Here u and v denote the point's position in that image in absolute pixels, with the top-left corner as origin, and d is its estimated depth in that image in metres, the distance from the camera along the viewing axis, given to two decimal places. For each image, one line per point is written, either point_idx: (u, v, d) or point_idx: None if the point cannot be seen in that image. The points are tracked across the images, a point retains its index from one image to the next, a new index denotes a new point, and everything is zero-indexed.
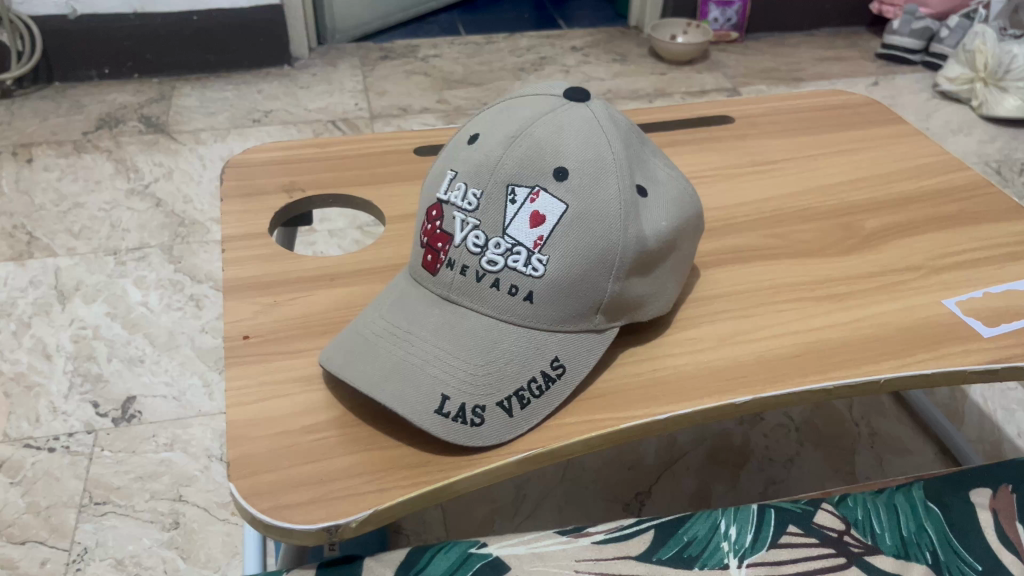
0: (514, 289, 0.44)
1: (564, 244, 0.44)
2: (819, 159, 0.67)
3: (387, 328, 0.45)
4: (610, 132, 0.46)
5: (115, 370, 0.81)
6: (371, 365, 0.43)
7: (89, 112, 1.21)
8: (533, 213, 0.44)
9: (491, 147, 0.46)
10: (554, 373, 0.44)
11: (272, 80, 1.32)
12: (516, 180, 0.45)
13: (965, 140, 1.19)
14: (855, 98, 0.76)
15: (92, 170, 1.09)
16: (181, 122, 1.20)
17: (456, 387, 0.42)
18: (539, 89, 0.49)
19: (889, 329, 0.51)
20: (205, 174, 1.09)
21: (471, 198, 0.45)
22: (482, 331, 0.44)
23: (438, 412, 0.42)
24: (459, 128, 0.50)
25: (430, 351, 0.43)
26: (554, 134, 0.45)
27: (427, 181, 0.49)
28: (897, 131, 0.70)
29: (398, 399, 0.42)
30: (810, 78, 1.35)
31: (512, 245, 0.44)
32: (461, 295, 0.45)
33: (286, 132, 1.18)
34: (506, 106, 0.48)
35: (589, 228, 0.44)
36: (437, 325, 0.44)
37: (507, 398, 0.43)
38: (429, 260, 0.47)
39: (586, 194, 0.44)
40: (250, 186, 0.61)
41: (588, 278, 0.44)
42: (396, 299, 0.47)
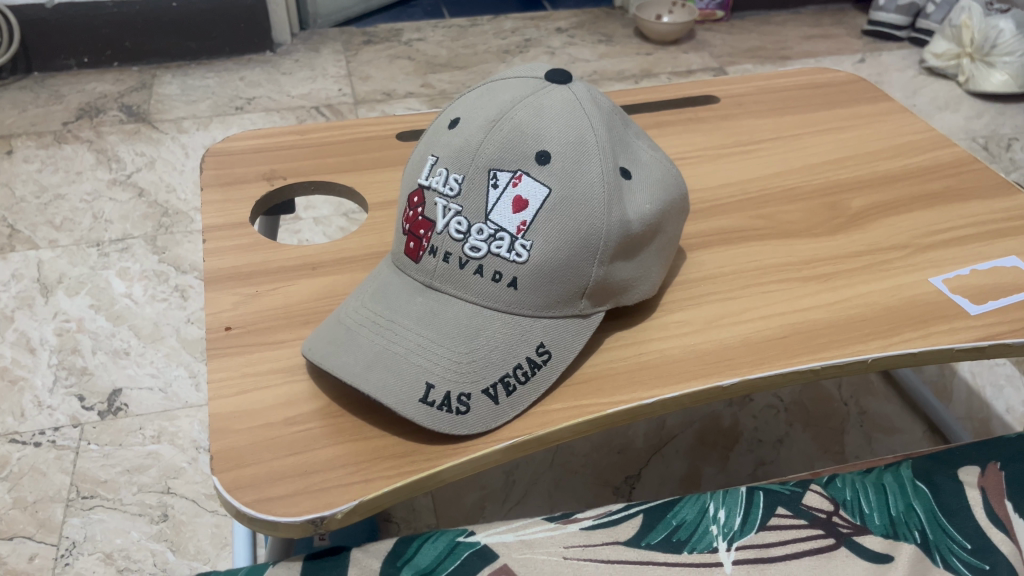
0: (497, 275, 0.43)
1: (548, 228, 0.43)
2: (805, 138, 0.66)
3: (369, 317, 0.44)
4: (592, 115, 0.45)
5: (100, 363, 0.80)
6: (354, 355, 0.42)
7: (68, 102, 1.20)
8: (516, 197, 0.44)
9: (472, 131, 0.45)
10: (540, 359, 0.44)
11: (254, 67, 1.31)
12: (497, 164, 0.44)
13: (952, 117, 1.18)
14: (840, 76, 0.75)
15: (73, 161, 1.08)
16: (162, 111, 1.18)
17: (441, 375, 0.41)
18: (520, 72, 0.49)
19: (876, 309, 0.51)
20: (188, 163, 1.08)
21: (452, 183, 0.45)
22: (466, 319, 0.43)
23: (423, 401, 0.41)
24: (439, 114, 0.49)
25: (414, 340, 0.42)
26: (536, 118, 0.45)
27: (408, 168, 0.49)
28: (884, 108, 0.70)
29: (382, 389, 0.41)
30: (796, 57, 1.34)
31: (494, 231, 0.44)
32: (444, 281, 0.44)
33: (268, 120, 1.17)
34: (487, 91, 0.48)
35: (573, 211, 0.43)
36: (420, 313, 0.44)
37: (493, 385, 0.42)
38: (411, 248, 0.46)
39: (570, 177, 0.43)
40: (231, 175, 0.60)
41: (572, 262, 0.44)
42: (378, 288, 0.46)
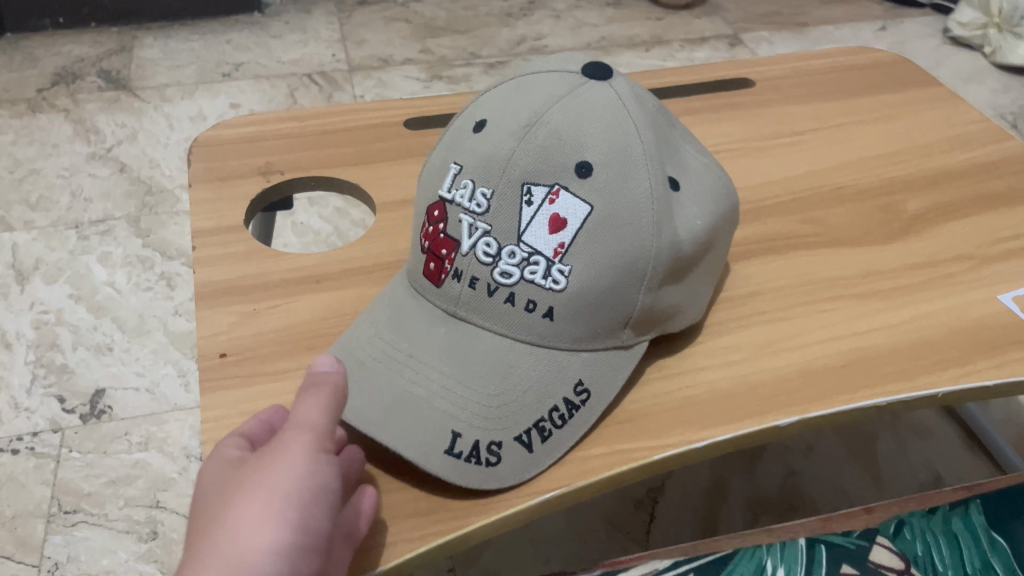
0: (531, 304, 0.38)
1: (589, 252, 0.38)
2: (849, 128, 0.61)
3: (385, 350, 0.39)
4: (638, 117, 0.40)
5: (81, 360, 0.74)
6: (368, 397, 0.37)
7: (43, 66, 1.12)
8: (553, 216, 0.38)
9: (500, 137, 0.39)
10: (578, 399, 0.39)
11: (242, 29, 1.23)
12: (531, 177, 0.38)
13: (978, 90, 1.13)
14: (883, 56, 0.69)
15: (49, 132, 1.01)
16: (144, 76, 1.11)
17: (470, 422, 0.37)
18: (552, 63, 0.42)
19: (942, 332, 0.46)
20: (173, 135, 1.01)
21: (480, 199, 0.39)
22: (495, 355, 0.38)
23: (449, 453, 0.36)
24: (461, 111, 0.43)
25: (438, 380, 0.37)
26: (574, 121, 0.39)
27: (426, 174, 0.43)
28: (933, 94, 0.64)
29: (401, 440, 0.36)
30: (815, 23, 1.28)
31: (528, 255, 0.38)
32: (471, 310, 0.39)
33: (258, 87, 1.10)
34: (517, 87, 0.41)
35: (618, 231, 0.38)
36: (442, 347, 0.38)
37: (527, 432, 0.37)
38: (432, 269, 0.40)
39: (615, 193, 0.38)
40: (222, 169, 0.54)
41: (615, 289, 0.38)
42: (394, 313, 0.41)
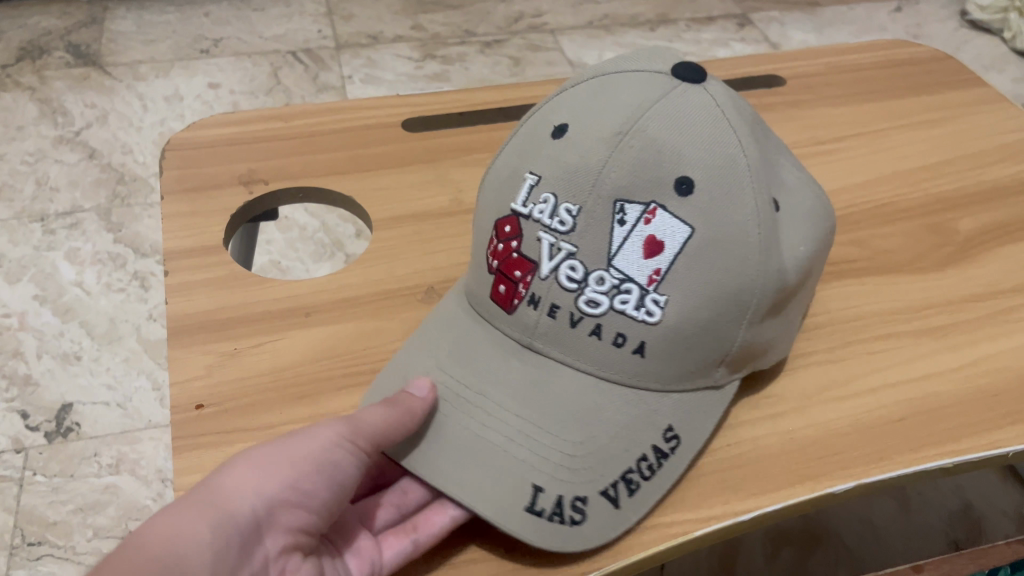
0: (620, 338, 0.33)
1: (688, 281, 0.32)
2: (892, 135, 0.55)
3: (457, 389, 0.35)
4: (739, 123, 0.33)
5: (46, 371, 0.69)
6: (443, 447, 0.33)
7: (7, 40, 1.05)
8: (648, 238, 0.32)
9: (588, 143, 0.33)
10: (668, 447, 0.34)
11: (222, 1, 1.15)
12: (623, 193, 0.33)
13: (999, 79, 1.07)
14: (922, 50, 0.64)
15: (13, 113, 0.94)
16: (116, 52, 1.04)
17: (554, 475, 0.33)
18: (637, 58, 0.36)
19: (1009, 378, 0.41)
20: (146, 117, 0.94)
21: (563, 215, 0.33)
22: (577, 398, 0.34)
23: (529, 510, 0.32)
24: (533, 111, 0.37)
25: (515, 424, 0.33)
26: (672, 127, 0.33)
27: (492, 181, 0.37)
28: (979, 96, 0.59)
29: (479, 493, 0.32)
30: (828, 3, 1.21)
31: (618, 282, 0.33)
32: (549, 341, 0.34)
33: (239, 65, 1.03)
34: (600, 86, 0.35)
35: (722, 258, 0.32)
36: (521, 386, 0.34)
37: (614, 484, 0.33)
38: (503, 293, 0.35)
39: (720, 216, 0.32)
40: (198, 178, 0.48)
41: (716, 326, 0.33)
42: (459, 345, 0.36)
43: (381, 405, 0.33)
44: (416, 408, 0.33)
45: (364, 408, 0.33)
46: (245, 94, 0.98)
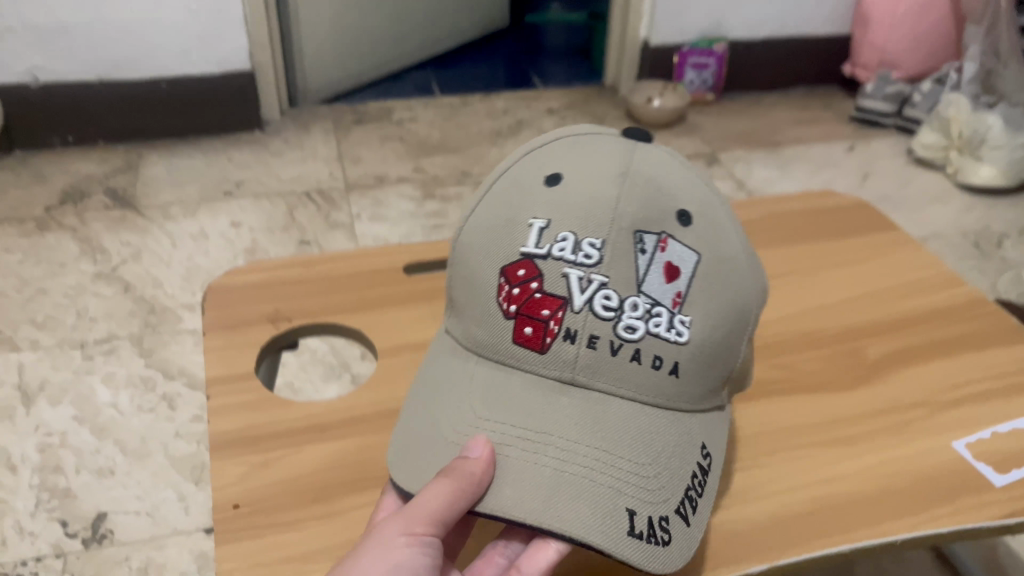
0: (657, 360, 0.41)
1: (702, 300, 0.42)
2: (815, 274, 0.65)
3: (502, 430, 0.40)
4: (694, 170, 0.45)
5: (83, 484, 0.77)
6: (513, 485, 0.39)
7: (52, 184, 1.17)
8: (666, 263, 0.41)
9: (587, 190, 0.42)
10: (706, 462, 0.42)
11: (244, 147, 1.29)
12: (641, 225, 0.42)
13: (942, 211, 1.19)
14: (846, 200, 0.75)
15: (56, 251, 1.05)
16: (149, 195, 1.16)
17: (634, 497, 0.39)
18: (588, 129, 0.46)
19: (904, 478, 0.49)
20: (176, 254, 1.05)
21: (590, 250, 0.41)
22: (632, 423, 0.41)
23: (631, 534, 0.38)
24: (504, 177, 0.45)
25: (589, 454, 0.39)
26: (660, 174, 0.43)
27: (478, 236, 0.44)
28: (893, 239, 0.70)
29: (575, 522, 0.37)
30: (788, 143, 1.35)
31: (649, 307, 0.41)
32: (587, 371, 0.41)
33: (259, 205, 1.15)
34: (569, 149, 0.45)
35: (722, 277, 0.42)
36: (571, 417, 0.40)
37: (682, 501, 0.40)
38: (530, 333, 0.42)
39: (716, 244, 0.42)
40: (233, 317, 0.58)
41: (726, 341, 0.42)
42: (487, 388, 0.42)
43: (442, 488, 0.37)
44: (480, 481, 0.38)
45: (429, 492, 0.38)
46: (263, 231, 1.10)
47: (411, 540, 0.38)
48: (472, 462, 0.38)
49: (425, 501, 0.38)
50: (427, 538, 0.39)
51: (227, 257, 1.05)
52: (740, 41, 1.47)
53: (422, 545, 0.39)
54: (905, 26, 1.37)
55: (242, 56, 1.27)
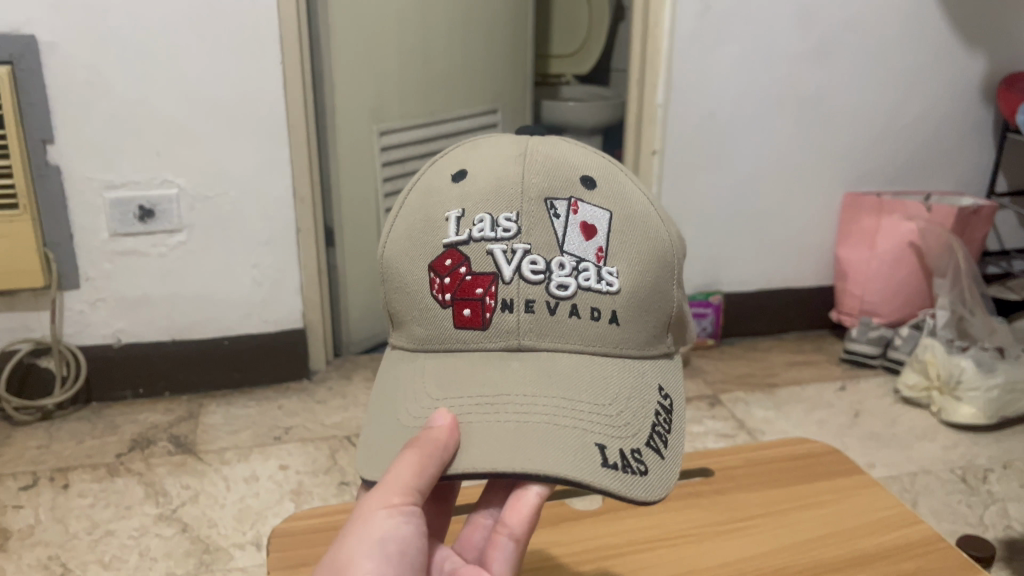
0: (597, 313, 0.58)
1: (618, 255, 0.59)
2: (792, 512, 0.76)
3: (462, 403, 0.56)
4: (584, 150, 0.65)
5: None
6: (491, 439, 0.53)
7: (122, 432, 1.31)
8: (582, 224, 0.60)
9: (489, 180, 0.61)
10: (667, 404, 0.58)
11: (292, 395, 1.44)
12: (552, 197, 0.60)
13: (930, 446, 1.27)
14: (816, 446, 0.87)
15: (124, 495, 1.15)
16: (208, 440, 1.29)
17: (604, 437, 0.54)
18: (489, 138, 0.66)
19: None
20: (230, 496, 1.15)
21: (508, 224, 0.59)
22: (588, 377, 0.57)
23: (608, 465, 0.52)
24: (430, 187, 0.63)
25: (553, 407, 0.55)
26: (561, 162, 0.62)
27: (413, 233, 0.61)
28: (856, 481, 0.81)
29: (564, 462, 0.52)
30: (783, 383, 1.48)
31: (577, 265, 0.58)
32: (532, 333, 0.58)
33: (304, 449, 1.27)
34: (480, 153, 0.64)
35: (632, 228, 0.61)
36: (524, 376, 0.57)
37: (651, 437, 0.55)
38: (471, 313, 0.59)
39: (616, 201, 0.61)
40: (292, 558, 0.69)
41: (651, 291, 0.60)
42: (449, 369, 0.58)
43: (413, 460, 0.51)
44: (445, 446, 0.52)
45: (402, 465, 0.51)
46: (308, 473, 1.21)
47: (393, 510, 0.51)
48: (437, 431, 0.52)
49: (399, 473, 0.51)
50: (408, 507, 0.52)
51: (275, 498, 1.15)
52: (734, 294, 1.65)
53: (404, 511, 0.52)
54: (880, 279, 1.55)
55: (296, 316, 1.46)
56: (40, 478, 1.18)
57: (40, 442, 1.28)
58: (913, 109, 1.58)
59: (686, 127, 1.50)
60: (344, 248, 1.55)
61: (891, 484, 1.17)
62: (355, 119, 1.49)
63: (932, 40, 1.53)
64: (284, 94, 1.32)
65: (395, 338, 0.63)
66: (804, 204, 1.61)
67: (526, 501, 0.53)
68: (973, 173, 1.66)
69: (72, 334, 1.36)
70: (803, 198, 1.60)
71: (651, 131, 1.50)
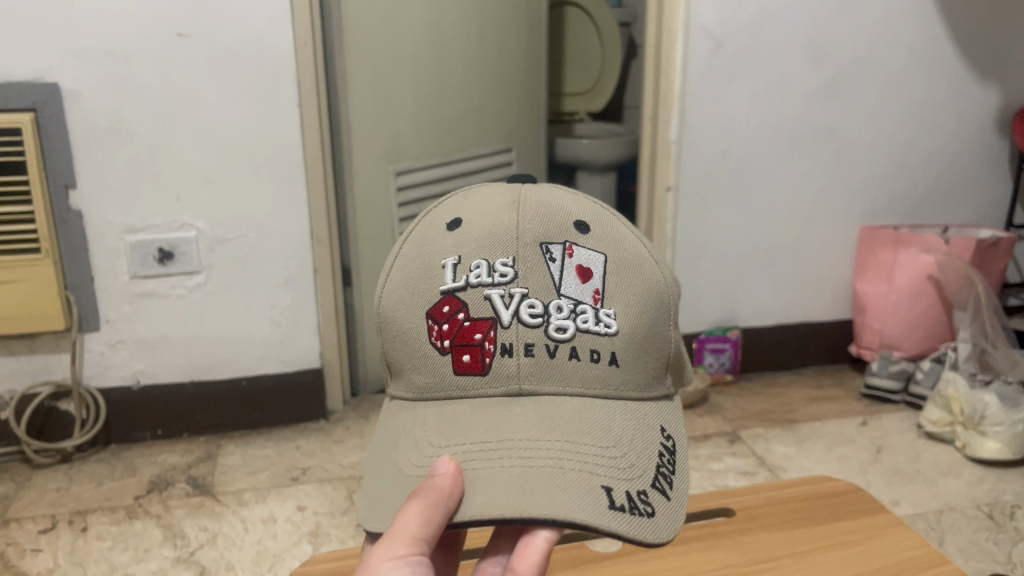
0: (597, 355, 0.59)
1: (615, 297, 0.60)
2: (814, 554, 0.75)
3: (463, 450, 0.55)
4: (577, 194, 0.66)
5: None
6: (495, 485, 0.53)
7: (141, 474, 1.31)
8: (578, 267, 0.60)
9: (483, 226, 0.61)
10: (670, 445, 0.59)
11: (310, 435, 1.44)
12: (547, 241, 0.61)
13: (955, 482, 1.25)
14: (838, 485, 0.86)
15: (142, 537, 1.14)
16: (226, 481, 1.29)
17: (609, 479, 0.54)
18: (480, 186, 0.67)
19: None
20: (247, 537, 1.14)
21: (504, 268, 0.60)
22: (590, 420, 0.57)
23: (615, 507, 0.52)
24: (423, 236, 0.64)
25: (555, 451, 0.55)
26: (556, 206, 0.63)
27: (409, 282, 0.61)
28: (880, 521, 0.79)
29: (571, 507, 0.51)
30: (803, 419, 1.47)
31: (575, 308, 0.59)
32: (532, 377, 0.58)
33: (321, 489, 1.27)
34: (473, 201, 0.65)
35: (629, 269, 0.61)
36: (526, 421, 0.56)
37: (656, 479, 0.55)
38: (471, 360, 0.59)
39: (611, 242, 0.62)
40: None
41: (652, 331, 0.60)
42: (448, 416, 0.58)
43: (418, 506, 0.49)
44: (450, 494, 0.51)
45: (406, 514, 0.50)
46: (325, 514, 1.20)
47: (400, 561, 0.49)
48: (441, 479, 0.52)
49: (405, 522, 0.50)
50: (415, 558, 0.49)
51: (292, 540, 1.14)
52: (752, 329, 1.64)
53: (411, 563, 0.49)
54: (898, 313, 1.54)
55: (313, 356, 1.46)
56: (59, 521, 1.18)
57: (60, 484, 1.28)
58: (928, 143, 1.58)
59: (700, 162, 1.50)
60: (361, 288, 1.56)
61: (916, 522, 1.15)
62: (371, 160, 1.50)
63: (944, 73, 1.54)
64: (302, 135, 1.33)
65: (394, 388, 0.62)
66: (819, 238, 1.60)
67: (535, 546, 0.52)
68: (991, 205, 1.65)
69: (92, 376, 1.37)
70: (817, 233, 1.60)
71: (665, 167, 1.51)
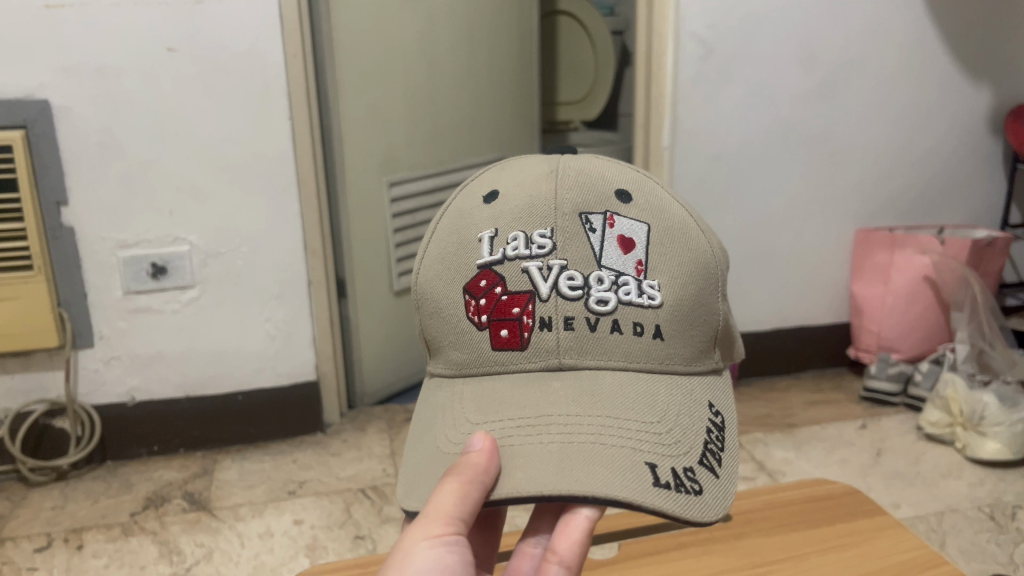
0: (640, 328, 0.58)
1: (659, 270, 0.59)
2: (814, 556, 0.74)
3: (503, 426, 0.55)
4: (621, 165, 0.65)
5: None
6: (536, 461, 0.52)
7: (137, 491, 1.30)
8: (620, 237, 0.60)
9: (520, 198, 0.61)
10: (718, 420, 0.58)
11: (306, 448, 1.43)
12: (587, 212, 0.60)
13: (956, 483, 1.24)
14: (836, 487, 0.86)
15: (138, 554, 1.13)
16: (221, 497, 1.28)
17: (654, 456, 0.53)
18: (519, 158, 0.67)
19: None
20: (245, 551, 1.13)
21: (542, 242, 0.59)
22: (636, 394, 0.56)
23: (662, 484, 0.52)
24: (460, 209, 0.64)
25: (599, 426, 0.54)
26: (598, 177, 0.62)
27: (447, 256, 0.61)
28: (880, 522, 0.78)
29: (614, 484, 0.51)
30: (803, 423, 1.46)
31: (620, 280, 0.58)
32: (573, 352, 0.58)
33: (318, 503, 1.26)
34: (512, 172, 0.64)
35: (674, 239, 0.60)
36: (566, 396, 0.56)
37: (703, 456, 0.55)
38: (510, 334, 0.58)
39: (653, 213, 0.61)
40: None
41: (698, 303, 0.59)
42: (488, 394, 0.58)
43: (454, 486, 0.49)
44: (486, 471, 0.51)
45: (441, 493, 0.50)
46: (322, 528, 1.19)
47: (435, 540, 0.50)
48: (476, 456, 0.51)
49: (440, 503, 0.50)
50: (450, 536, 0.50)
51: (289, 554, 1.13)
52: (751, 333, 1.63)
53: (446, 542, 0.50)
54: (896, 314, 1.53)
55: (310, 368, 1.46)
56: (54, 540, 1.17)
57: (55, 502, 1.27)
58: (923, 142, 1.57)
59: (695, 169, 1.50)
60: (356, 297, 1.55)
61: (917, 524, 1.14)
62: (365, 172, 1.50)
63: (935, 75, 1.54)
64: (293, 148, 1.33)
65: (433, 366, 0.63)
66: (818, 240, 1.60)
67: (575, 525, 0.52)
68: (987, 206, 1.65)
69: (87, 394, 1.36)
70: (817, 232, 1.60)
71: (658, 174, 1.51)
